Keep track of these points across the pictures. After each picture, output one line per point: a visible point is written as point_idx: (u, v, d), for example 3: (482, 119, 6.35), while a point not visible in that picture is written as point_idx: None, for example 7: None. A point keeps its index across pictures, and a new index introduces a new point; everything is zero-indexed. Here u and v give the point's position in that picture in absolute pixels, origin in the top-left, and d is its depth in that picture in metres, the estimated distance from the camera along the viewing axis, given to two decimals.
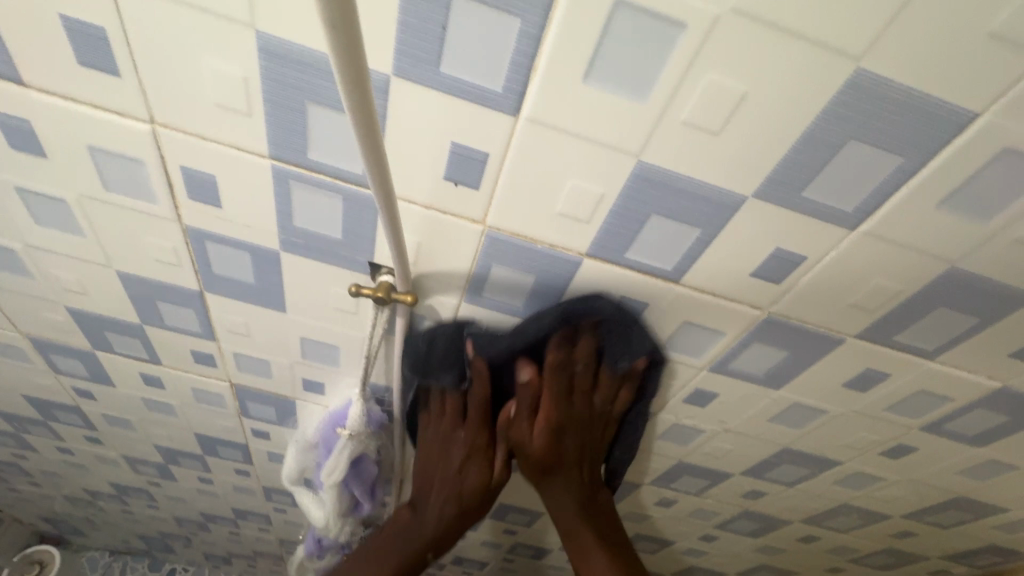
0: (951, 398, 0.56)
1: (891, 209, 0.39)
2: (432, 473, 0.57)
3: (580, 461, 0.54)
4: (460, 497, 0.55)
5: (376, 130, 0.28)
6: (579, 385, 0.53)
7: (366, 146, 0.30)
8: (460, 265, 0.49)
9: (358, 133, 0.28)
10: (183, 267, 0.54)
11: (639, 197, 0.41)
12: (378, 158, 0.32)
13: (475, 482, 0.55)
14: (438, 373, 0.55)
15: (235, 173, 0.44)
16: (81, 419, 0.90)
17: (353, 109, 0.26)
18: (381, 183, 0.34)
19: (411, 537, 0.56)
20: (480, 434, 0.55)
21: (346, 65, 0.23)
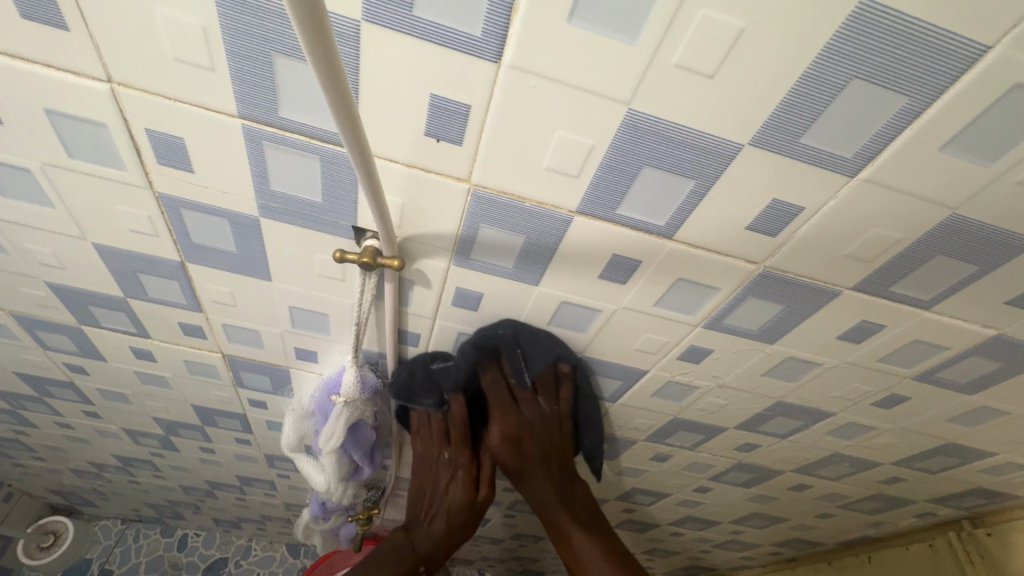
0: (946, 346, 0.56)
1: (892, 155, 0.38)
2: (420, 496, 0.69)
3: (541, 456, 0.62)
4: (449, 515, 0.67)
5: (347, 94, 0.28)
6: (522, 394, 0.63)
7: (336, 100, 0.28)
8: (447, 226, 0.47)
9: (329, 98, 0.27)
10: (160, 236, 0.52)
11: (630, 148, 0.39)
12: (350, 114, 0.29)
13: (459, 499, 0.66)
14: (420, 398, 0.64)
15: (205, 135, 0.42)
16: (76, 394, 0.90)
17: (326, 83, 0.26)
18: (356, 141, 0.32)
19: (403, 554, 0.66)
20: (462, 453, 0.66)
21: (315, 43, 0.23)
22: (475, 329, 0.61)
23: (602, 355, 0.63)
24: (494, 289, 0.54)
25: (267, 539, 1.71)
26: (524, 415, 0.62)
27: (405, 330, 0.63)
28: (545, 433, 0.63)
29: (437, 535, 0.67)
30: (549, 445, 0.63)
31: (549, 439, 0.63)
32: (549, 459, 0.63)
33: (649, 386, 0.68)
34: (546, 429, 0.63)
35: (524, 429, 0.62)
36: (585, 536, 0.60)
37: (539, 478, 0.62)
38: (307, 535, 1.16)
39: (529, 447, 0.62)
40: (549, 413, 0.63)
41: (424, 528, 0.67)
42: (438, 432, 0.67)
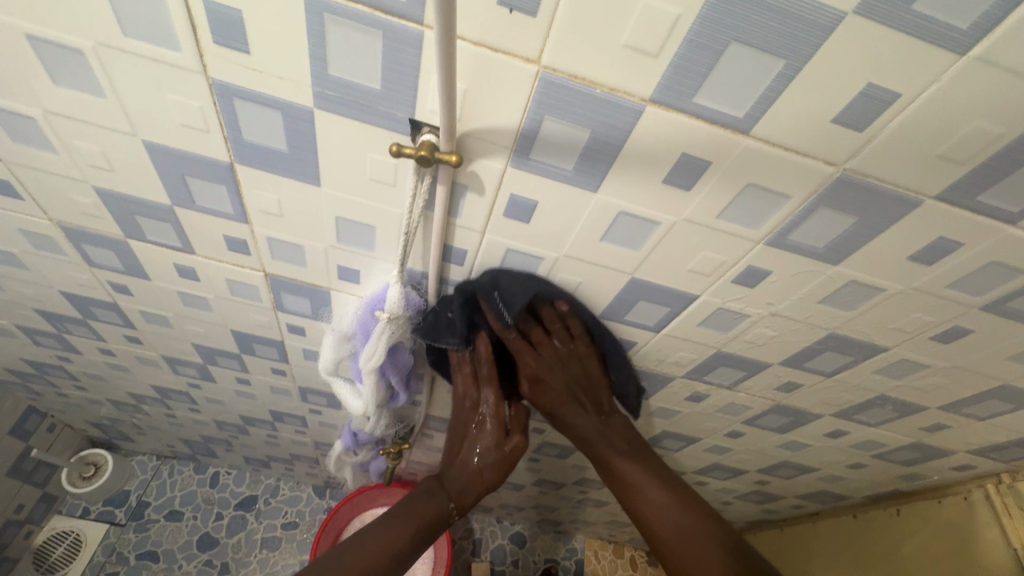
0: (1023, 271, 0.53)
1: (1013, 26, 0.34)
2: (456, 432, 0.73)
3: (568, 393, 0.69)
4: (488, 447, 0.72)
5: None
6: (536, 337, 0.67)
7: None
8: (510, 119, 0.45)
9: None
10: (212, 132, 0.51)
11: (720, 17, 0.36)
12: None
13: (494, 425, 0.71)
14: (445, 336, 0.67)
15: (264, 6, 0.40)
16: (119, 317, 0.92)
17: None
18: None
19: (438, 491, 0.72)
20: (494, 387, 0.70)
21: None
22: (525, 245, 0.59)
23: (652, 278, 0.61)
24: (550, 196, 0.52)
25: (295, 479, 1.76)
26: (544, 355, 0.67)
27: (451, 247, 0.61)
28: (569, 369, 0.69)
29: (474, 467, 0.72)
30: (575, 378, 0.69)
31: (573, 374, 0.69)
32: (578, 394, 0.70)
33: (697, 314, 0.66)
34: (569, 365, 0.69)
35: (549, 368, 0.68)
36: (631, 464, 0.70)
37: (570, 412, 0.70)
38: (338, 468, 1.19)
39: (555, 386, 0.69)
40: (569, 351, 0.68)
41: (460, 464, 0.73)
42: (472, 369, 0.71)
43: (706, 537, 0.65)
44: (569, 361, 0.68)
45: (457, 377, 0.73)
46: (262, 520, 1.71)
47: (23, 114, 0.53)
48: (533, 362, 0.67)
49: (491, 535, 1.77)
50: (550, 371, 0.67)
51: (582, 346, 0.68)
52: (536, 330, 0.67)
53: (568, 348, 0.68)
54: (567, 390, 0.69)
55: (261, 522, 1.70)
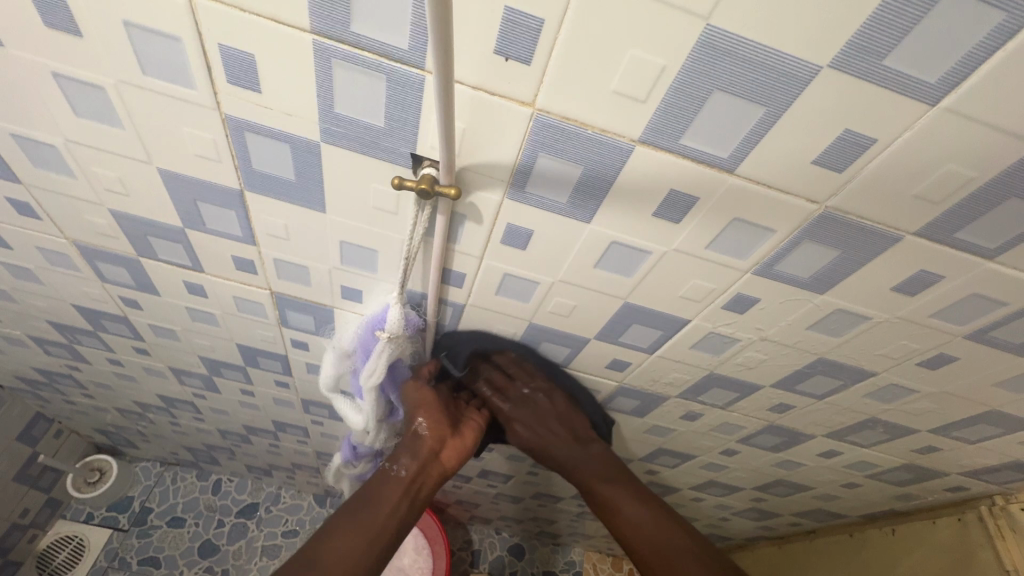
0: (1004, 302, 0.55)
1: (978, 81, 0.36)
2: (404, 456, 0.70)
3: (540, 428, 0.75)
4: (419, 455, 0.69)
5: None
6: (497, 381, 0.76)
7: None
8: (506, 155, 0.47)
9: None
10: (224, 162, 0.54)
11: (704, 68, 0.38)
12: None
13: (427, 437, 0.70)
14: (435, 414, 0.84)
15: (274, 51, 0.42)
16: (129, 329, 0.94)
17: None
18: (440, 34, 0.32)
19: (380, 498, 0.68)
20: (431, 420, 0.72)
21: None
22: (521, 270, 0.61)
23: (644, 303, 0.63)
24: (545, 225, 0.55)
25: (295, 488, 1.78)
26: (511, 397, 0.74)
27: (450, 270, 0.64)
28: (536, 404, 0.75)
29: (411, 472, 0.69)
30: (545, 417, 0.75)
31: (541, 409, 0.75)
32: (554, 428, 0.75)
33: (690, 337, 0.68)
34: (538, 400, 0.75)
35: (519, 403, 0.75)
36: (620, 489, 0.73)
37: (547, 448, 0.75)
38: (338, 480, 1.20)
39: (527, 424, 0.75)
40: (532, 389, 0.75)
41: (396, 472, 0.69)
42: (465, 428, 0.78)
43: (686, 551, 0.68)
44: (535, 398, 0.75)
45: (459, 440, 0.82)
46: (263, 528, 1.72)
47: (45, 142, 0.56)
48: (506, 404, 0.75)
49: (489, 546, 1.78)
50: (522, 409, 0.74)
51: (544, 382, 0.76)
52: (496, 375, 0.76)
53: (533, 388, 0.75)
54: (540, 426, 0.75)
55: (262, 530, 1.71)
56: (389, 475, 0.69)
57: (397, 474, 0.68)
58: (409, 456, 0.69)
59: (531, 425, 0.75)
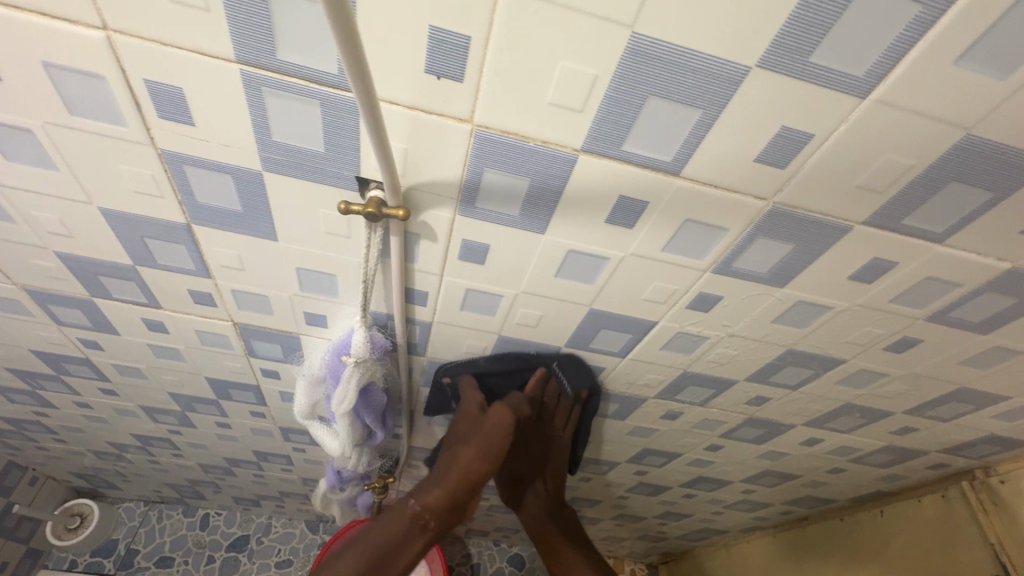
0: (959, 283, 0.55)
1: (904, 72, 0.37)
2: (437, 491, 0.63)
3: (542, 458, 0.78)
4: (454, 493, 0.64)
5: (350, 22, 0.28)
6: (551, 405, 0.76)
7: (334, 11, 0.27)
8: (451, 173, 0.47)
9: (333, 26, 0.28)
10: (166, 198, 0.53)
11: (634, 75, 0.38)
12: (349, 29, 0.28)
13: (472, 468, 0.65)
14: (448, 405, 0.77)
15: (203, 82, 0.41)
16: (93, 371, 0.92)
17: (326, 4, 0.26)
18: (354, 63, 0.31)
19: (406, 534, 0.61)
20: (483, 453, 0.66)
21: None
22: (483, 285, 0.61)
23: (610, 308, 0.63)
24: (502, 239, 0.54)
25: (286, 516, 1.74)
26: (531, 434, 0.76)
27: (412, 289, 0.63)
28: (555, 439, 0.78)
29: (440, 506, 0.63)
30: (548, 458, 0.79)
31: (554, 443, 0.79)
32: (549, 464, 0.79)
33: (659, 338, 0.68)
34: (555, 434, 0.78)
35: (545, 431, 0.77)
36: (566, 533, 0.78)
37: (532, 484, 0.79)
38: (326, 508, 1.17)
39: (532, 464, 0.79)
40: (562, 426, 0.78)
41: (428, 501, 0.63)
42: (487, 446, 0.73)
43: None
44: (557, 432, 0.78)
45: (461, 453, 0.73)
46: (255, 560, 1.68)
47: None
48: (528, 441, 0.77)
49: (488, 558, 1.75)
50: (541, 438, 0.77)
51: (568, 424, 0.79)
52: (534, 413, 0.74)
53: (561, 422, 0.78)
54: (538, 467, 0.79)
55: (254, 562, 1.67)
56: (417, 520, 0.62)
57: (426, 514, 0.62)
58: (443, 503, 0.63)
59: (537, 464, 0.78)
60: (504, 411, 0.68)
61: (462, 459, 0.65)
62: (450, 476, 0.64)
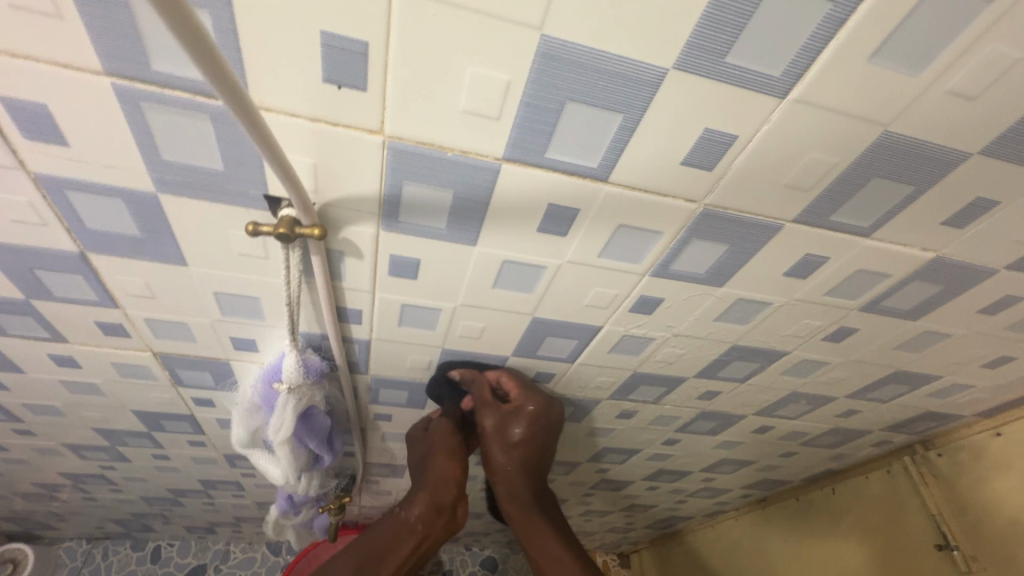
0: (889, 274, 0.56)
1: (821, 70, 0.36)
2: (420, 499, 0.68)
3: (520, 457, 0.70)
4: (435, 494, 0.68)
5: (205, 41, 0.25)
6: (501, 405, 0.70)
7: (167, 10, 0.22)
8: (368, 187, 0.44)
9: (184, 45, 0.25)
10: (51, 226, 0.47)
11: (550, 79, 0.36)
12: (193, 31, 0.24)
13: (441, 470, 0.69)
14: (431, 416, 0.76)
15: (71, 98, 0.36)
16: (2, 413, 0.83)
17: (173, 27, 0.23)
18: (213, 70, 0.27)
19: (398, 536, 0.66)
20: (447, 460, 0.70)
21: None
22: (418, 299, 0.58)
23: (553, 315, 0.61)
24: (431, 252, 0.51)
25: (245, 540, 1.66)
26: (500, 419, 0.68)
27: (344, 308, 0.59)
28: (518, 430, 0.69)
29: (424, 507, 0.68)
30: (513, 458, 0.69)
31: (525, 437, 0.69)
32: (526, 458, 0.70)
33: (606, 342, 0.66)
34: (513, 426, 0.69)
35: (501, 427, 0.69)
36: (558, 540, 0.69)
37: (508, 469, 0.70)
38: (281, 534, 1.11)
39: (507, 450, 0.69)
40: (517, 418, 0.69)
41: (415, 501, 0.69)
42: (447, 455, 0.70)
43: None
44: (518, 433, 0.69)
45: (416, 451, 0.73)
46: None
47: None
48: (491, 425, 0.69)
49: (460, 564, 1.73)
50: (500, 435, 0.69)
51: (524, 412, 0.69)
52: (482, 396, 0.69)
53: (515, 409, 0.69)
54: (511, 449, 0.69)
55: None
56: (406, 526, 0.67)
57: (410, 516, 0.68)
58: (429, 508, 0.68)
59: (515, 453, 0.69)
60: (442, 422, 0.72)
61: (435, 466, 0.69)
62: (430, 483, 0.69)
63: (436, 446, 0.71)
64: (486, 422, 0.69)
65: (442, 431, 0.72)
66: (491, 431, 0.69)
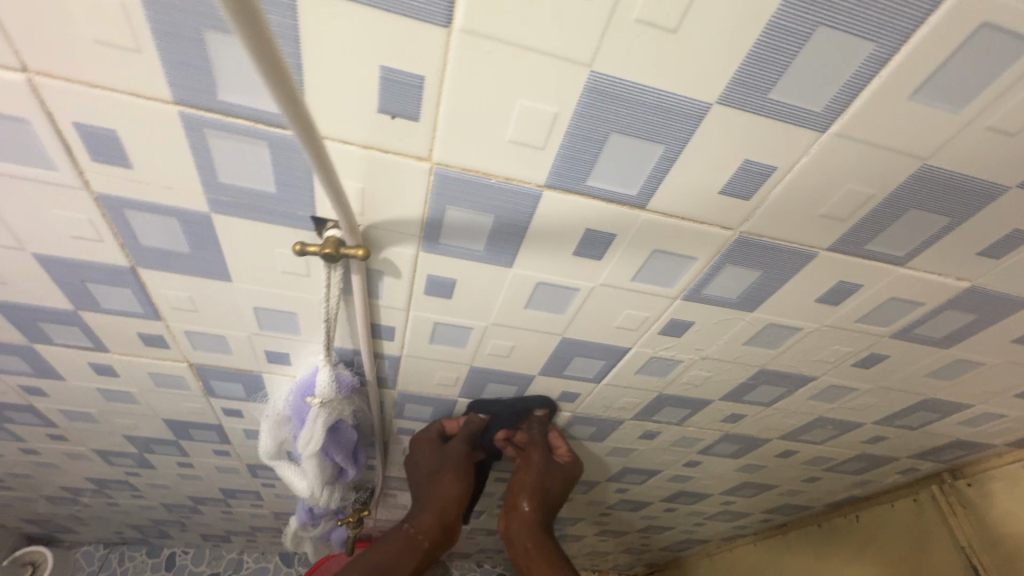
0: (922, 302, 0.56)
1: (862, 106, 0.37)
2: (428, 516, 0.72)
3: (543, 500, 0.78)
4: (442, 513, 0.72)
5: (285, 75, 0.27)
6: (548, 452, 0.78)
7: (259, 53, 0.24)
8: (412, 211, 0.45)
9: (267, 78, 0.26)
10: (107, 242, 0.49)
11: (596, 111, 0.37)
12: (279, 70, 0.26)
13: (453, 491, 0.73)
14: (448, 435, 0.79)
15: (139, 125, 0.38)
16: (38, 417, 0.86)
17: (261, 64, 0.25)
18: (289, 104, 0.29)
19: (402, 552, 0.69)
20: (457, 482, 0.74)
21: (240, 19, 0.22)
22: (450, 318, 0.59)
23: (582, 336, 0.62)
24: (467, 273, 0.52)
25: (258, 550, 1.67)
26: (547, 462, 0.77)
27: (378, 325, 0.60)
28: (555, 478, 0.78)
29: (431, 524, 0.72)
30: (539, 499, 0.77)
31: (558, 485, 0.78)
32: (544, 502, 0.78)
33: (633, 363, 0.67)
34: (551, 474, 0.77)
35: (543, 470, 0.77)
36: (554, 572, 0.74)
37: (529, 505, 0.76)
38: (298, 546, 1.11)
39: (537, 494, 0.77)
40: (558, 467, 0.78)
41: (423, 517, 0.72)
42: (458, 477, 0.74)
43: None
44: (551, 479, 0.77)
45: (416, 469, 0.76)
46: None
47: None
48: (535, 467, 0.76)
49: None
50: (542, 478, 0.76)
51: (563, 463, 0.79)
52: (543, 439, 0.76)
53: (558, 459, 0.79)
54: (539, 492, 0.77)
55: None
56: (410, 540, 0.70)
57: (413, 532, 0.70)
58: (437, 524, 0.71)
59: (542, 495, 0.77)
60: (461, 444, 0.75)
61: (445, 486, 0.73)
62: (440, 500, 0.72)
63: (452, 468, 0.74)
64: (534, 461, 0.76)
65: (458, 455, 0.75)
66: (534, 470, 0.76)
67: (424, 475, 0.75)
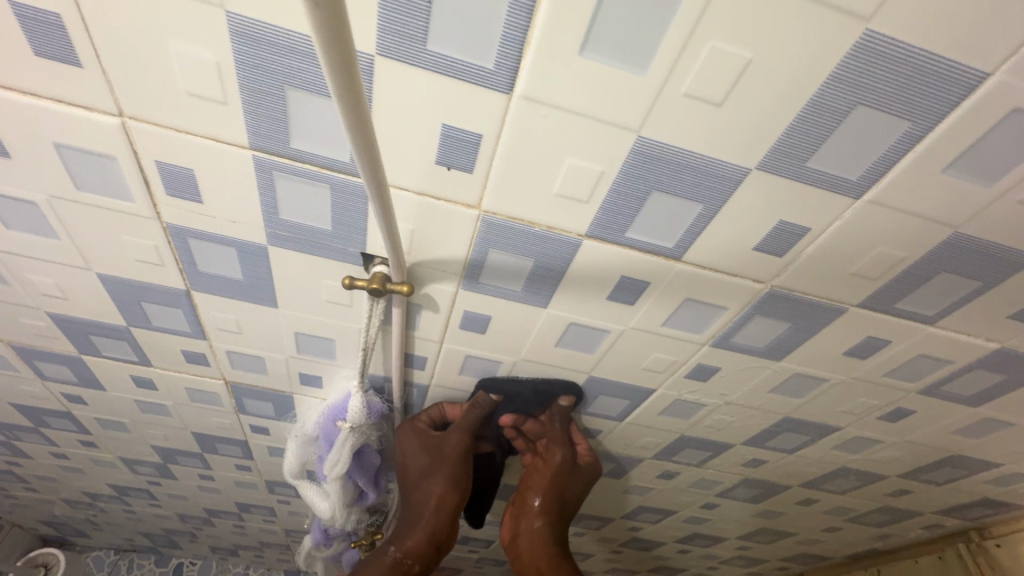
0: (951, 361, 0.56)
1: (895, 177, 0.38)
2: (416, 534, 0.59)
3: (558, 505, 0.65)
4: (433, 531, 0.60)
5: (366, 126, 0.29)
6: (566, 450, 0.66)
7: (349, 107, 0.27)
8: (456, 252, 0.47)
9: (349, 127, 0.29)
10: (167, 266, 0.52)
11: (640, 171, 0.39)
12: (362, 120, 0.28)
13: (440, 494, 0.60)
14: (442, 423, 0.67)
15: (214, 165, 0.42)
16: (73, 424, 0.88)
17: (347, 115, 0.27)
18: (365, 148, 0.31)
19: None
20: (452, 487, 0.61)
21: (340, 77, 0.24)
22: (482, 352, 0.61)
23: (609, 376, 0.63)
24: (502, 311, 0.54)
25: (264, 566, 1.67)
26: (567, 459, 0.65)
27: (412, 354, 0.62)
28: (573, 475, 0.66)
29: (421, 543, 0.59)
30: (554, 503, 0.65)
31: (576, 483, 0.66)
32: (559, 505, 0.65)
33: (657, 404, 0.68)
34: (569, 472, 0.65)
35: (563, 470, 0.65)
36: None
37: (544, 513, 0.64)
38: (309, 565, 1.11)
39: (554, 491, 0.65)
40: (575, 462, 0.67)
41: (409, 535, 0.59)
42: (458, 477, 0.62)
43: None
44: (567, 479, 0.65)
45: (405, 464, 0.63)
46: None
47: None
48: (555, 464, 0.65)
49: None
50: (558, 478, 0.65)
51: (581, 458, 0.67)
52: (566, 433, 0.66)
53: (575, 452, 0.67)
54: (554, 496, 0.65)
55: None
56: (397, 567, 0.58)
57: (395, 555, 0.59)
58: (426, 543, 0.59)
59: (559, 498, 0.65)
60: (458, 434, 0.63)
61: (439, 489, 0.61)
62: (431, 512, 0.60)
63: (447, 468, 0.61)
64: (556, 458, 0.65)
65: (456, 446, 0.63)
66: (551, 471, 0.65)
67: (412, 475, 0.62)
